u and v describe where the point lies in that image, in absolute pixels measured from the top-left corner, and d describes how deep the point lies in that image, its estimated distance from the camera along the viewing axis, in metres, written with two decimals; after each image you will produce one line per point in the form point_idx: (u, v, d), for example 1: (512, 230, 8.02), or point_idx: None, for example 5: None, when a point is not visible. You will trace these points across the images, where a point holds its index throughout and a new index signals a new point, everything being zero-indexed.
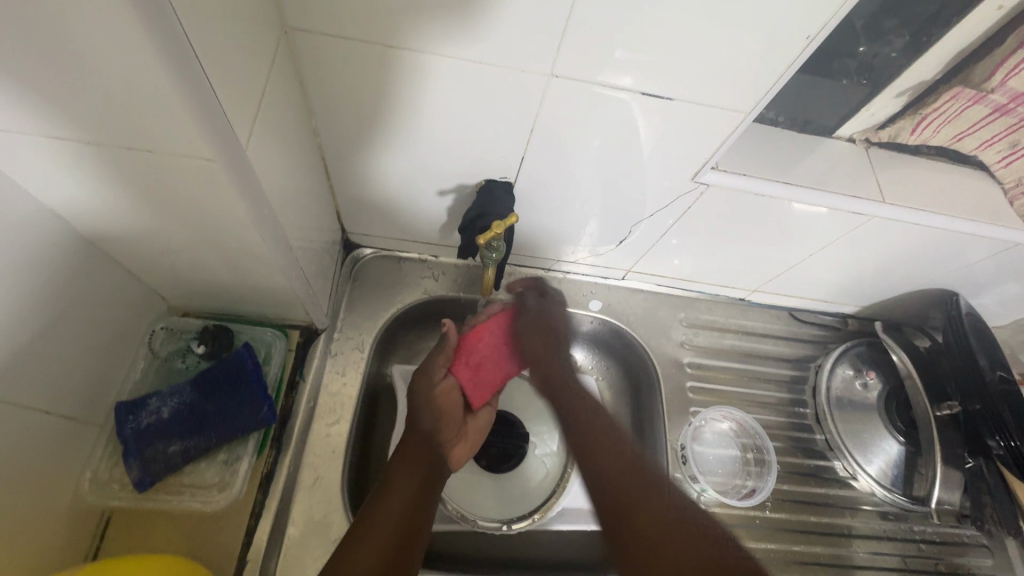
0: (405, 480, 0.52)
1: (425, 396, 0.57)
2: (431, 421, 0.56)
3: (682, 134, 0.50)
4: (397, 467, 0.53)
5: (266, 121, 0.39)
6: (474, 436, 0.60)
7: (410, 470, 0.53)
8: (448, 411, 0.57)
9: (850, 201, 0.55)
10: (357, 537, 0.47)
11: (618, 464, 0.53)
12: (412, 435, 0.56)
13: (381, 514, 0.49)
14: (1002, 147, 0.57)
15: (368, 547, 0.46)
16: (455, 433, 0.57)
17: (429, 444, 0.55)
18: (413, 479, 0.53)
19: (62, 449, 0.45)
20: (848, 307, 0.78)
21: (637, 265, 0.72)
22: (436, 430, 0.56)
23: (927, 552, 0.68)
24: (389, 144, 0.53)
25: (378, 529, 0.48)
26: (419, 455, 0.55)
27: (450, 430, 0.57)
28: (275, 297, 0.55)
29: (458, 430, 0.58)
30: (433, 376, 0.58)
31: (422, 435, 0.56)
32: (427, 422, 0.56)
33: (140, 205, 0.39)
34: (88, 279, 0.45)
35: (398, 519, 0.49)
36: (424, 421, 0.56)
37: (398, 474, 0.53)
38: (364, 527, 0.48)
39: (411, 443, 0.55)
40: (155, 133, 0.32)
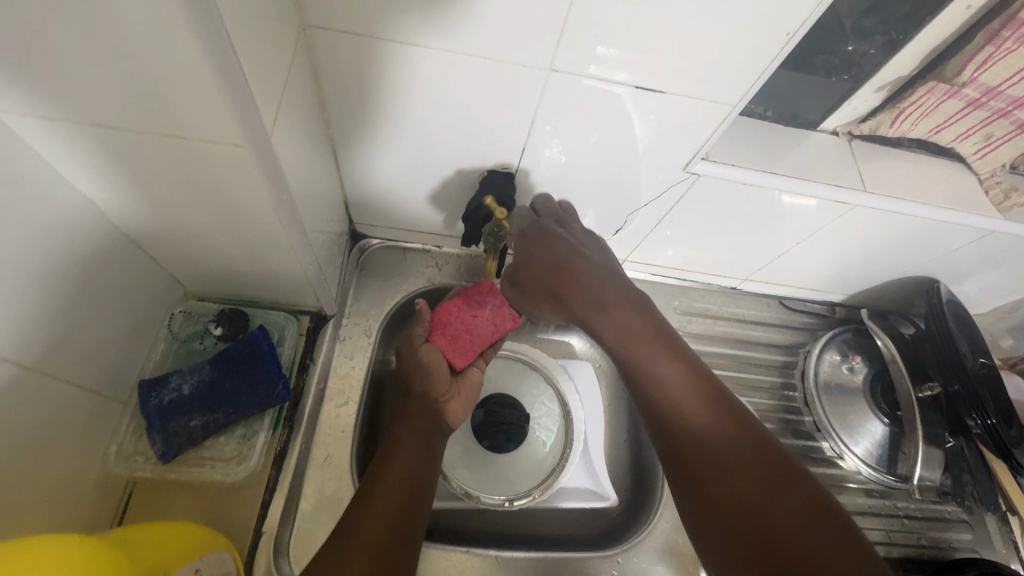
0: (405, 443, 0.54)
1: (409, 361, 0.58)
2: (420, 384, 0.57)
3: (675, 126, 0.53)
4: (399, 432, 0.55)
5: (286, 111, 0.41)
6: (470, 391, 0.61)
7: (408, 432, 0.55)
8: (433, 374, 0.58)
9: (833, 190, 0.58)
10: (369, 498, 0.48)
11: (709, 418, 0.45)
12: (408, 401, 0.57)
13: (387, 476, 0.50)
14: (977, 139, 0.60)
15: (383, 505, 0.48)
16: (445, 390, 0.58)
17: (422, 407, 0.57)
18: (412, 441, 0.54)
19: (90, 421, 0.47)
20: (835, 296, 0.81)
21: (632, 255, 0.75)
22: (427, 391, 0.57)
23: (910, 527, 0.71)
24: (396, 136, 0.56)
25: (385, 488, 0.49)
26: (416, 417, 0.56)
27: (442, 390, 0.58)
28: (288, 283, 0.57)
29: (448, 389, 0.58)
30: (414, 345, 0.59)
31: (417, 397, 0.57)
32: (416, 386, 0.58)
33: (166, 190, 0.42)
34: (115, 261, 0.47)
35: (404, 478, 0.51)
36: (415, 384, 0.58)
37: (399, 438, 0.54)
38: (374, 488, 0.49)
39: (408, 409, 0.57)
40: (187, 119, 0.35)
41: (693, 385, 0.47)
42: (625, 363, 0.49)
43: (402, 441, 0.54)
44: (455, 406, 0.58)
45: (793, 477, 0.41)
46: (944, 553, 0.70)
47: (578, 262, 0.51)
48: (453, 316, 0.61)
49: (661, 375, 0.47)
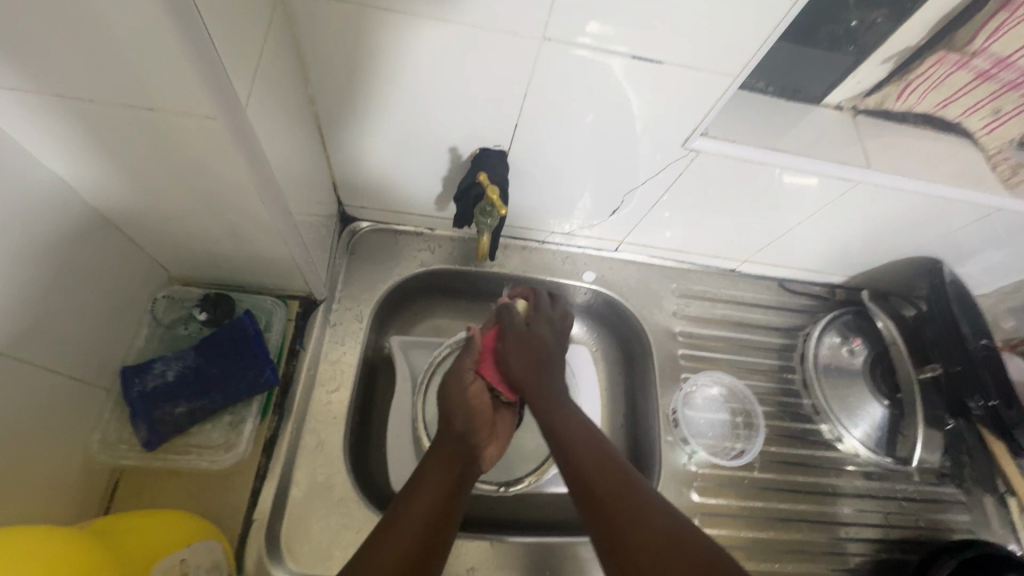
0: (436, 477, 0.51)
1: (459, 398, 0.57)
2: (464, 423, 0.56)
3: (674, 101, 0.51)
4: (428, 464, 0.52)
5: (263, 85, 0.39)
6: (503, 435, 0.60)
7: (443, 465, 0.52)
8: (478, 416, 0.57)
9: (836, 166, 0.56)
10: (387, 532, 0.45)
11: (586, 447, 0.51)
12: (444, 435, 0.55)
13: (415, 505, 0.48)
14: (985, 114, 0.58)
15: (402, 544, 0.44)
16: (483, 436, 0.57)
17: (458, 444, 0.54)
18: (443, 478, 0.51)
19: (72, 408, 0.46)
20: (835, 278, 0.80)
21: (629, 237, 0.73)
22: (468, 432, 0.55)
23: (908, 509, 0.71)
24: (384, 113, 0.53)
25: (407, 524, 0.46)
26: (450, 455, 0.53)
27: (480, 436, 0.57)
28: (275, 266, 0.56)
29: (485, 434, 0.57)
30: (465, 381, 0.58)
31: (456, 436, 0.55)
32: (458, 423, 0.55)
33: (140, 169, 0.40)
34: (93, 245, 0.46)
35: (430, 514, 0.47)
36: (456, 423, 0.55)
37: (430, 472, 0.51)
38: (396, 523, 0.46)
39: (444, 443, 0.54)
40: (156, 90, 0.33)
41: (573, 423, 0.53)
42: (564, 459, 0.51)
43: (430, 476, 0.51)
44: (486, 452, 0.57)
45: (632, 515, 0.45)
46: (942, 534, 0.70)
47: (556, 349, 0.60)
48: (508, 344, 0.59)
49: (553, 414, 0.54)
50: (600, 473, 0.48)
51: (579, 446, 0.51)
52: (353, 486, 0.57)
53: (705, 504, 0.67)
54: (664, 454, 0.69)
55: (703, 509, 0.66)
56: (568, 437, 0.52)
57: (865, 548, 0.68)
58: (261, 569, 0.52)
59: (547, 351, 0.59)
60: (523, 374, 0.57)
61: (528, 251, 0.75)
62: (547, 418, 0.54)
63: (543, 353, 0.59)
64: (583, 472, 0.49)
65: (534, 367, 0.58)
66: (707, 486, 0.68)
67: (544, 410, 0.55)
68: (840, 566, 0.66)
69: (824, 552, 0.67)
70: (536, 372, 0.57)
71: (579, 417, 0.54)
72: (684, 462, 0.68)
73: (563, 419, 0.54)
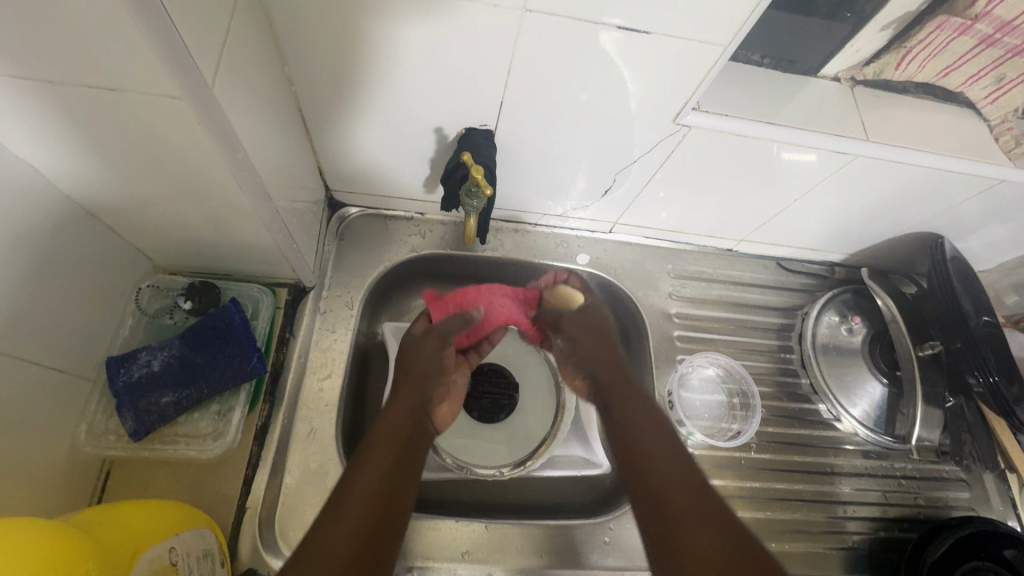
0: (383, 441, 0.46)
1: (422, 360, 0.56)
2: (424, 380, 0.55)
3: (664, 73, 0.49)
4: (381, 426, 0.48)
5: (232, 63, 0.38)
6: (458, 400, 0.60)
7: (389, 433, 0.47)
8: (439, 376, 0.57)
9: (833, 139, 0.54)
10: (340, 502, 0.40)
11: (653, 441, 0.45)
12: (398, 392, 0.52)
13: (366, 470, 0.43)
14: (988, 82, 0.57)
15: (349, 510, 0.39)
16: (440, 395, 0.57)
17: (409, 401, 0.51)
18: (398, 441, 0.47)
19: (56, 400, 0.46)
20: (834, 256, 0.79)
21: (623, 217, 0.72)
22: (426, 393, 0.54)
23: (907, 487, 0.70)
24: (366, 93, 0.52)
25: (357, 493, 0.41)
26: (396, 416, 0.49)
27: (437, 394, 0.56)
28: (259, 253, 0.55)
29: (441, 393, 0.56)
30: (426, 346, 0.58)
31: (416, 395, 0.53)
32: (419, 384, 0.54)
33: (111, 155, 0.39)
34: (69, 236, 0.45)
35: (382, 479, 0.43)
36: (416, 381, 0.54)
37: (376, 437, 0.46)
38: (346, 491, 0.41)
39: (400, 400, 0.51)
40: (115, 69, 0.32)
41: (642, 428, 0.47)
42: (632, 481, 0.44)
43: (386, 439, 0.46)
44: (441, 413, 0.57)
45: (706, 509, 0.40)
46: (941, 511, 0.69)
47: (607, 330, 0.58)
48: (557, 315, 0.61)
49: (633, 416, 0.48)
50: (663, 466, 0.43)
51: (655, 452, 0.45)
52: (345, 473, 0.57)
53: None
54: None
55: None
56: (642, 444, 0.46)
57: (864, 527, 0.67)
58: (255, 556, 0.52)
59: (610, 341, 0.57)
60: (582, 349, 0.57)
61: (521, 233, 0.74)
62: (626, 422, 0.48)
63: (602, 336, 0.57)
64: (646, 466, 0.44)
65: (591, 347, 0.56)
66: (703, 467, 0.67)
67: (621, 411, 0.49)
68: (838, 544, 0.66)
69: (822, 531, 0.66)
70: (597, 343, 0.56)
71: (664, 425, 0.47)
72: None
73: (635, 423, 0.48)
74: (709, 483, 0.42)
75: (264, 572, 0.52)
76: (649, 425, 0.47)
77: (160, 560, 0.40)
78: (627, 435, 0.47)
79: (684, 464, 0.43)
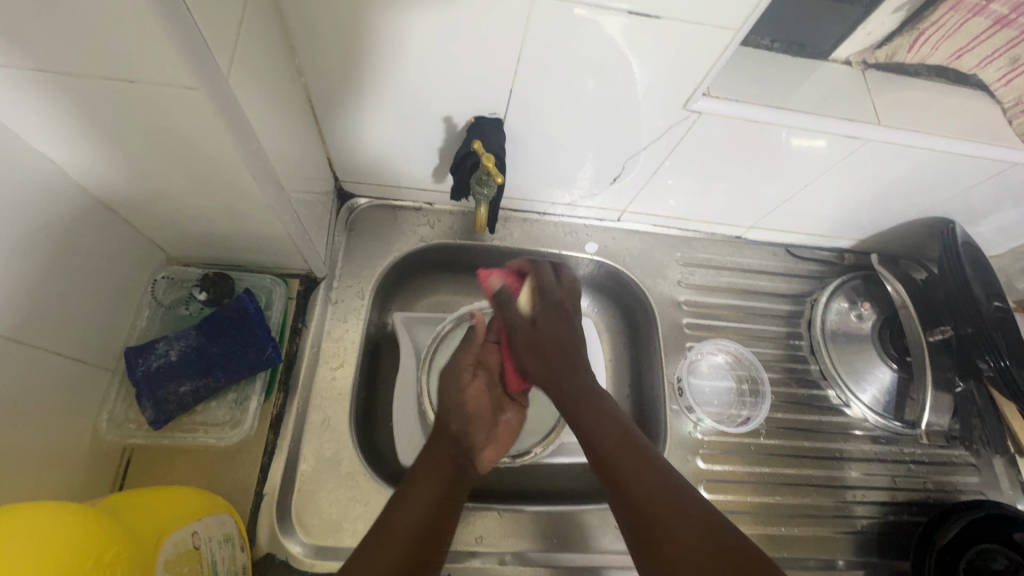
0: (427, 481, 0.51)
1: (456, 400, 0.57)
2: (460, 425, 0.56)
3: (675, 59, 0.48)
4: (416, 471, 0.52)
5: (246, 53, 0.38)
6: (505, 437, 0.59)
7: (432, 471, 0.52)
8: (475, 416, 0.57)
9: (845, 124, 0.54)
10: (375, 544, 0.45)
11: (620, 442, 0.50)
12: (440, 433, 0.55)
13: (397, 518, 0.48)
14: (1002, 64, 0.56)
15: (391, 549, 0.45)
16: (483, 437, 0.57)
17: (448, 445, 0.54)
18: (433, 483, 0.51)
19: (78, 390, 0.47)
20: (844, 242, 0.78)
21: (631, 205, 0.72)
22: (463, 433, 0.56)
23: (916, 472, 0.71)
24: (375, 83, 0.52)
25: (395, 534, 0.46)
26: (441, 458, 0.53)
27: (478, 437, 0.57)
28: (272, 244, 0.55)
29: (483, 437, 0.57)
30: (462, 379, 0.59)
31: (453, 436, 0.55)
32: (454, 425, 0.56)
33: (127, 148, 0.40)
34: (87, 227, 0.45)
35: (420, 521, 0.48)
36: (453, 425, 0.56)
37: (420, 475, 0.51)
38: (383, 533, 0.46)
39: (437, 441, 0.54)
40: (132, 60, 0.32)
41: (621, 450, 0.49)
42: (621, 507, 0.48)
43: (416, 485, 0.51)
44: (486, 455, 0.57)
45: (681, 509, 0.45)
46: (950, 495, 0.70)
47: (568, 331, 0.57)
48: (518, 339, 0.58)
49: (609, 442, 0.50)
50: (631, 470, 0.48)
51: (639, 483, 0.47)
52: (360, 460, 0.58)
53: (711, 470, 0.67)
54: (669, 423, 0.69)
55: (709, 476, 0.67)
56: (625, 474, 0.48)
57: (873, 511, 0.68)
58: (273, 541, 0.53)
59: (574, 363, 0.56)
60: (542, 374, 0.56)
61: (529, 223, 0.75)
62: (605, 454, 0.50)
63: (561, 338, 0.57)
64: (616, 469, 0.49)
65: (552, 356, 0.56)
66: (712, 453, 0.68)
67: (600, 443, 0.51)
68: (847, 529, 0.67)
69: (831, 516, 0.67)
70: (557, 351, 0.56)
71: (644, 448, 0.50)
72: (689, 430, 0.69)
73: (604, 429, 0.51)
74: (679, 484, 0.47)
75: (282, 556, 0.53)
76: (627, 447, 0.49)
77: (185, 543, 0.41)
78: (609, 464, 0.49)
79: (671, 484, 0.47)
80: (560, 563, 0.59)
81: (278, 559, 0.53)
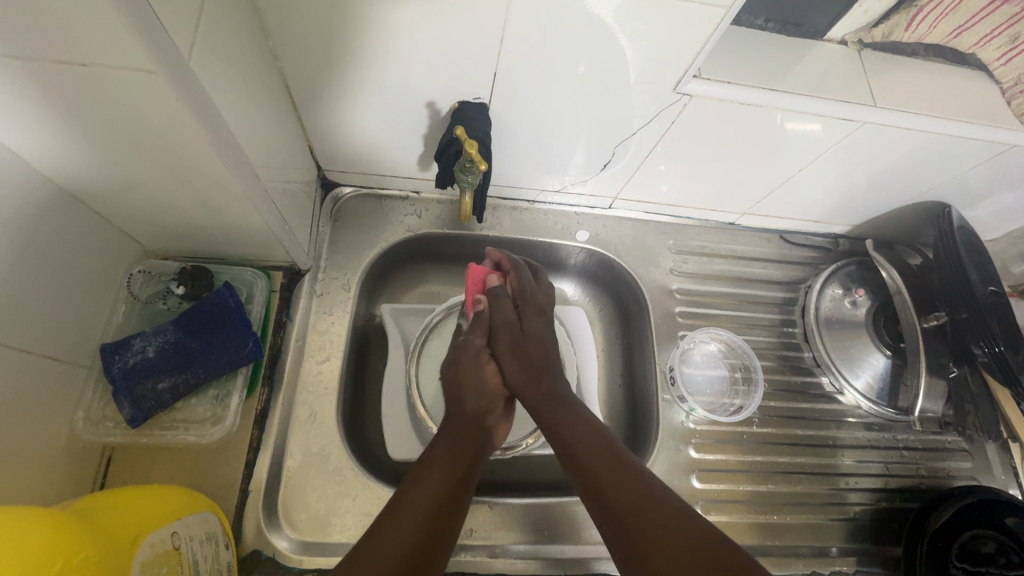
0: (447, 459, 0.49)
1: (473, 381, 0.57)
2: (478, 400, 0.56)
3: (665, 39, 0.46)
4: (438, 445, 0.51)
5: (209, 35, 0.36)
6: (512, 416, 0.60)
7: (452, 450, 0.51)
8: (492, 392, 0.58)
9: (840, 106, 0.52)
10: (382, 534, 0.42)
11: (588, 437, 0.51)
12: (459, 415, 0.55)
13: (415, 493, 0.46)
14: (1002, 42, 0.55)
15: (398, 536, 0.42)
16: (498, 416, 0.57)
17: (470, 425, 0.54)
18: (452, 458, 0.50)
19: (53, 390, 0.45)
20: (839, 227, 0.77)
21: (623, 192, 0.70)
22: (480, 411, 0.56)
23: (909, 458, 0.70)
24: (354, 68, 0.50)
25: (413, 509, 0.44)
26: (461, 441, 0.52)
27: (494, 415, 0.57)
28: (252, 236, 0.54)
29: (499, 413, 0.58)
30: (481, 363, 0.59)
31: (469, 416, 0.55)
32: (471, 402, 0.56)
33: (90, 138, 0.38)
34: (55, 221, 0.43)
35: (435, 499, 0.46)
36: (469, 403, 0.56)
37: (439, 456, 0.50)
38: (399, 507, 0.45)
39: (455, 422, 0.54)
40: (85, 43, 0.30)
41: (597, 451, 0.49)
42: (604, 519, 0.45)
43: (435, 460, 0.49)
44: (501, 432, 0.57)
45: (654, 499, 0.45)
46: (943, 481, 0.69)
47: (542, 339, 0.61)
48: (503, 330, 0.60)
49: (588, 451, 0.49)
50: (599, 461, 0.48)
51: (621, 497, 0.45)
52: (347, 454, 0.58)
53: (704, 460, 0.66)
54: (662, 413, 0.68)
55: (702, 465, 0.66)
56: (608, 485, 0.46)
57: (866, 498, 0.68)
58: (260, 539, 0.52)
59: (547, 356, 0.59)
60: (519, 376, 0.58)
61: (519, 211, 0.73)
62: (579, 456, 0.49)
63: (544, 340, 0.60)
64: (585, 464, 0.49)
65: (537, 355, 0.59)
66: (705, 442, 0.67)
67: (581, 455, 0.49)
68: (840, 516, 0.66)
69: (824, 503, 0.67)
70: (541, 351, 0.59)
71: (629, 464, 0.48)
72: (682, 419, 0.68)
73: (574, 432, 0.51)
74: (653, 481, 0.46)
75: (268, 553, 0.52)
76: (603, 452, 0.49)
77: (163, 544, 0.41)
78: (591, 472, 0.48)
79: (649, 489, 0.46)
80: (552, 556, 0.58)
81: (265, 556, 0.52)
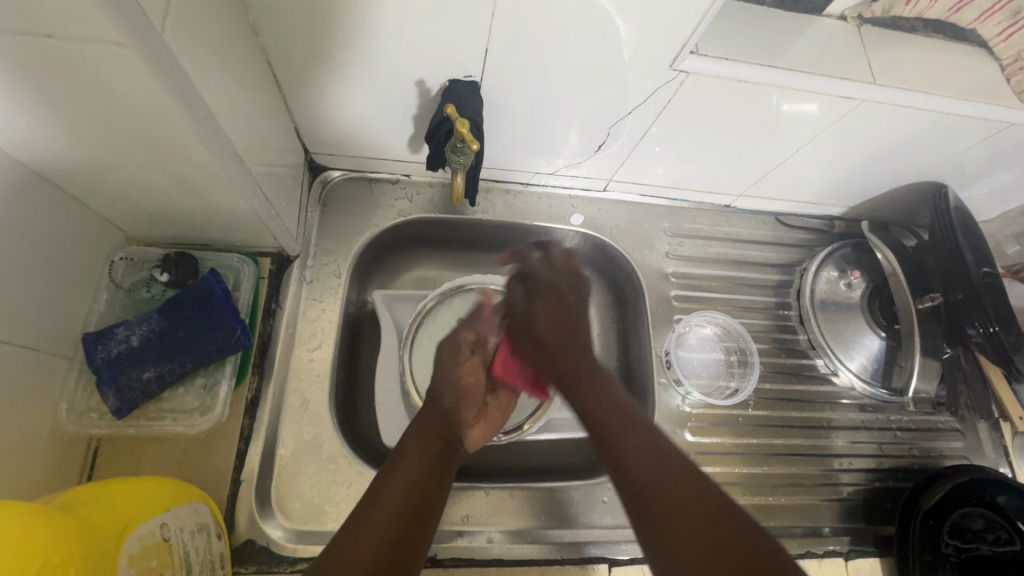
0: (415, 458, 0.48)
1: (449, 373, 0.56)
2: (453, 399, 0.55)
3: (662, 10, 0.44)
4: (409, 439, 0.51)
5: (181, 7, 0.34)
6: (493, 419, 0.59)
7: (422, 446, 0.50)
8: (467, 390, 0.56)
9: (839, 84, 0.51)
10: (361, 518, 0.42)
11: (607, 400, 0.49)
12: (429, 410, 0.54)
13: (388, 487, 0.45)
14: (1002, 17, 0.54)
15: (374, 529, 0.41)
16: (472, 415, 0.56)
17: (440, 420, 0.53)
18: (423, 455, 0.49)
19: (34, 380, 0.44)
20: (835, 209, 0.77)
21: (618, 174, 0.69)
22: (455, 409, 0.55)
23: (902, 439, 0.71)
24: (343, 47, 0.48)
25: (385, 507, 0.43)
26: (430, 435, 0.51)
27: (467, 413, 0.56)
28: (238, 222, 0.52)
29: (474, 413, 0.56)
30: (460, 355, 0.57)
31: (444, 412, 0.54)
32: (447, 400, 0.55)
33: (60, 119, 0.36)
34: (27, 205, 0.41)
35: (409, 493, 0.45)
36: (445, 399, 0.54)
37: (410, 449, 0.50)
38: (374, 504, 0.43)
39: (428, 416, 0.53)
40: (48, 12, 0.28)
41: (611, 413, 0.47)
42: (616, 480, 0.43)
43: (411, 453, 0.49)
44: (473, 434, 0.56)
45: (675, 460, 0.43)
46: (934, 461, 0.70)
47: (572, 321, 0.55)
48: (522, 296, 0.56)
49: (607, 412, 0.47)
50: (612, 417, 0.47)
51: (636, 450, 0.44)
52: (341, 442, 0.57)
53: (699, 443, 0.66)
54: (658, 396, 0.68)
55: (698, 448, 0.66)
56: (620, 441, 0.45)
57: (859, 478, 0.68)
58: (253, 528, 0.52)
59: (576, 321, 0.55)
60: (550, 331, 0.54)
61: (512, 194, 0.72)
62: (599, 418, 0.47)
63: (556, 314, 0.54)
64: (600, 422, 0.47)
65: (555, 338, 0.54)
66: (701, 426, 0.67)
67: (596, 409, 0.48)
68: (833, 496, 0.67)
69: (817, 484, 0.67)
70: (554, 324, 0.54)
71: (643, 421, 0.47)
72: (678, 403, 0.68)
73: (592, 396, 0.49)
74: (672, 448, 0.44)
75: (262, 542, 0.52)
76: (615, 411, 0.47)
77: (152, 536, 0.40)
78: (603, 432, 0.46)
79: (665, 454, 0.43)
80: (550, 540, 0.58)
81: (259, 545, 0.51)
